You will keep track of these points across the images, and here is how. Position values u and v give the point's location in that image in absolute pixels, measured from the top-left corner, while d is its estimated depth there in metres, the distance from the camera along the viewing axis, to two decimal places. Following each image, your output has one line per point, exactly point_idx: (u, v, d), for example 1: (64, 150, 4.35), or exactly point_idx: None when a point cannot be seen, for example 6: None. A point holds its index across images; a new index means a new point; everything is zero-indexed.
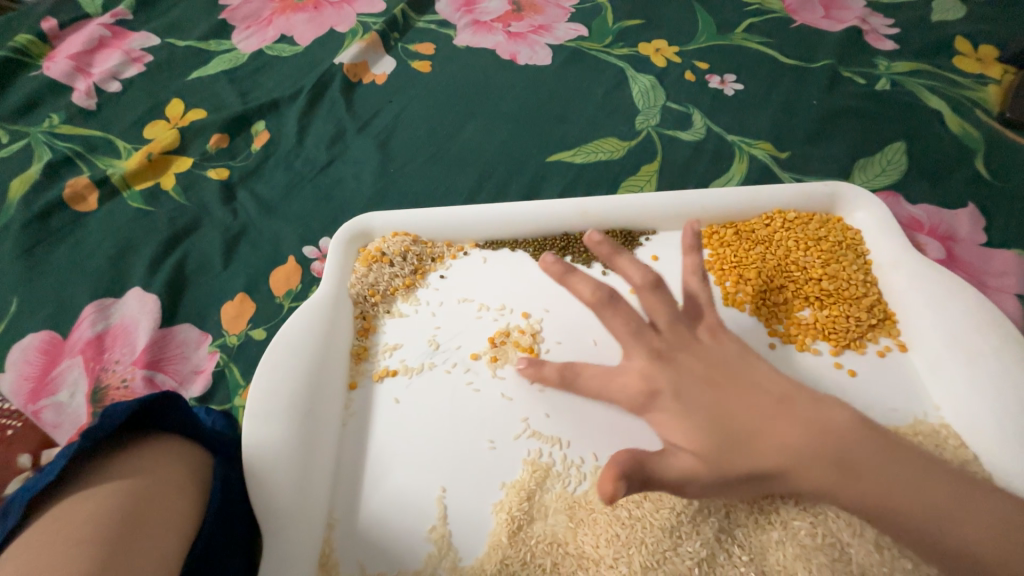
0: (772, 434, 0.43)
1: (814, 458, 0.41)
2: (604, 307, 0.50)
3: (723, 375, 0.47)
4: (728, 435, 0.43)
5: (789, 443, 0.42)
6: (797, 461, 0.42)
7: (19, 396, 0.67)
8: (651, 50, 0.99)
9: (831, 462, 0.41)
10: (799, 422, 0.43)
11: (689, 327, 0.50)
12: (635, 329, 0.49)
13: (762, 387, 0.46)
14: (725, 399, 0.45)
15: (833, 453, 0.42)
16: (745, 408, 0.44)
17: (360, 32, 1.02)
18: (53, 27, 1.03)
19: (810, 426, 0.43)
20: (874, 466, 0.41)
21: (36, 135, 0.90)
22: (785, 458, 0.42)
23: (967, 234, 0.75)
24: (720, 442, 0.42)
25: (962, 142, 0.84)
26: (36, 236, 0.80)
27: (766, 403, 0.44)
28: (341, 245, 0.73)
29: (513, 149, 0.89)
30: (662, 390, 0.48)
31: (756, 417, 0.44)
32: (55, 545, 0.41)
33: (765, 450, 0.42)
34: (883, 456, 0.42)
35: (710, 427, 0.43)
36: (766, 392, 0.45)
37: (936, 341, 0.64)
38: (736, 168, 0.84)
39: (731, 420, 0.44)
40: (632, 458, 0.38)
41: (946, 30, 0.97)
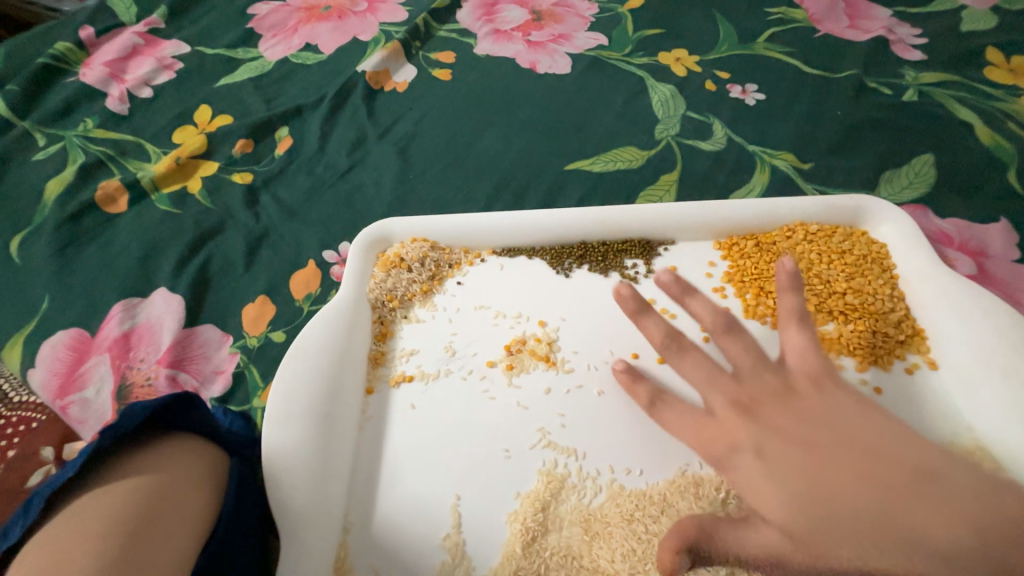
0: (908, 522, 0.37)
1: (972, 559, 0.35)
2: (671, 354, 0.55)
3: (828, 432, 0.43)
4: (819, 507, 0.39)
5: (938, 541, 0.36)
6: (942, 559, 0.35)
7: (48, 391, 0.70)
8: (671, 59, 0.98)
9: (995, 570, 0.35)
10: (953, 512, 0.37)
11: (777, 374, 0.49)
12: (711, 373, 0.52)
13: (897, 458, 0.40)
14: (822, 467, 0.41)
15: (996, 557, 0.35)
16: (861, 490, 0.39)
17: (382, 41, 1.04)
18: (90, 35, 1.07)
19: (967, 518, 0.36)
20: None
21: (71, 139, 0.94)
22: (926, 552, 0.36)
23: (1000, 250, 0.73)
24: (804, 513, 0.39)
25: (994, 154, 0.81)
26: (68, 236, 0.83)
27: (905, 483, 0.39)
28: (361, 250, 0.74)
29: (531, 157, 0.90)
30: (745, 444, 0.45)
31: (886, 502, 0.38)
32: (71, 539, 0.42)
33: (898, 540, 0.36)
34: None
35: (795, 494, 0.40)
36: (902, 464, 0.40)
37: (966, 359, 0.62)
38: (757, 179, 0.83)
39: (828, 493, 0.39)
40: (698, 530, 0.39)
41: (976, 40, 0.95)
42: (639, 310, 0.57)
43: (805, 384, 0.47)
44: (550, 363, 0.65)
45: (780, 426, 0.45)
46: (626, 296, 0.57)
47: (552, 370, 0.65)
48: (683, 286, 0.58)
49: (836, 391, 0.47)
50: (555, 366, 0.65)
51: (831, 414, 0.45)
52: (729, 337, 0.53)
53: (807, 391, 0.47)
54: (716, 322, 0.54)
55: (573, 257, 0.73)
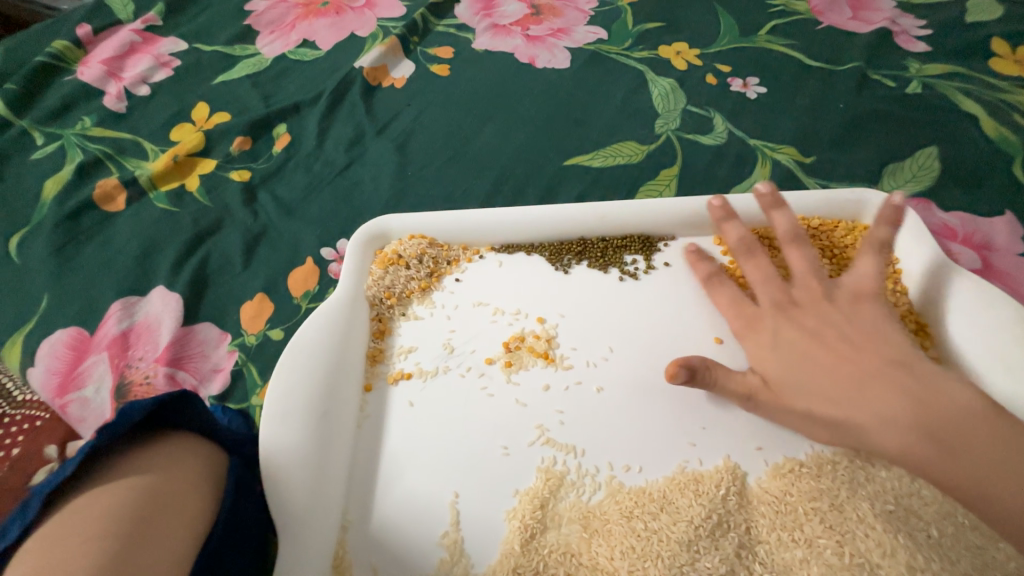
0: (862, 397, 0.53)
1: (903, 421, 0.51)
2: (739, 254, 0.66)
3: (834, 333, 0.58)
4: (800, 373, 0.56)
5: (882, 407, 0.52)
6: (879, 419, 0.52)
7: (48, 391, 0.70)
8: (671, 53, 0.97)
9: (924, 433, 0.50)
10: (904, 392, 0.52)
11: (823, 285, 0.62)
12: (767, 277, 0.64)
13: (879, 351, 0.55)
14: (816, 350, 0.57)
15: (927, 423, 0.50)
16: (837, 371, 0.55)
17: (380, 36, 1.04)
18: (87, 33, 1.06)
19: (913, 398, 0.51)
20: (968, 445, 0.48)
21: (69, 137, 0.93)
22: (864, 413, 0.52)
23: (1005, 243, 0.72)
24: (786, 370, 0.57)
25: (1000, 147, 0.80)
26: (67, 235, 0.83)
27: (878, 368, 0.54)
28: (359, 247, 0.73)
29: (530, 152, 0.89)
30: (769, 325, 0.61)
31: (853, 379, 0.54)
32: (69, 539, 0.42)
33: (848, 403, 0.53)
34: (982, 439, 0.48)
35: (788, 363, 0.57)
36: (880, 354, 0.55)
37: (974, 353, 0.61)
38: (758, 174, 0.82)
39: (807, 370, 0.56)
40: (695, 362, 0.54)
41: (982, 31, 0.94)
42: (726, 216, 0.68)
43: (844, 296, 0.61)
44: (549, 360, 0.65)
45: (800, 319, 0.60)
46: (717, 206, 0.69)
47: (551, 366, 0.65)
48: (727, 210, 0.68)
49: (872, 306, 0.59)
50: (554, 362, 0.65)
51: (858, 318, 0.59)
52: (792, 248, 0.65)
53: (845, 302, 0.60)
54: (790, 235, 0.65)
55: (572, 253, 0.73)
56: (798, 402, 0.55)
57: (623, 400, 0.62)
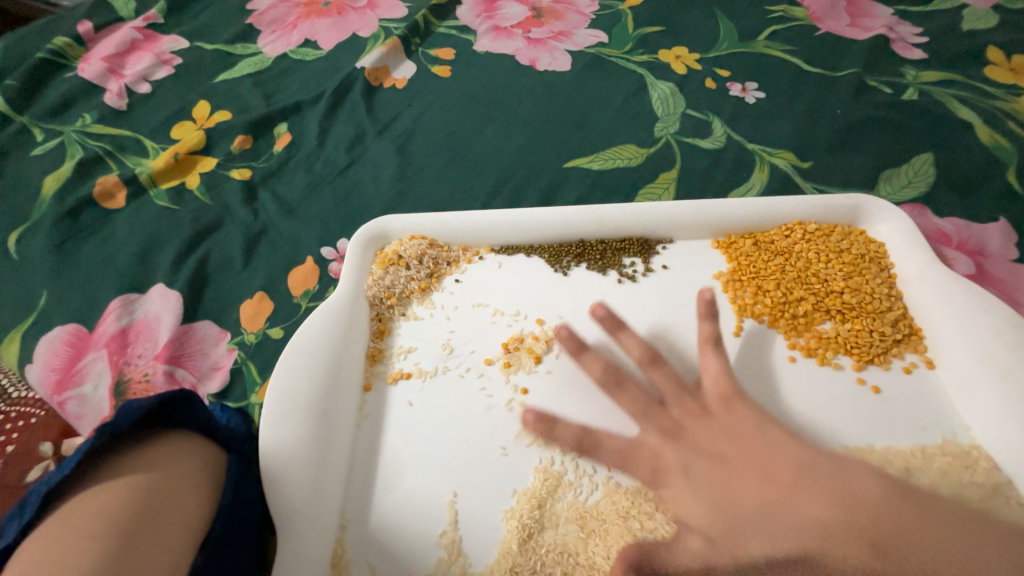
0: (790, 514, 0.46)
1: (849, 535, 0.43)
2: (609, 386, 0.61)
3: (738, 442, 0.54)
4: (737, 513, 0.48)
5: (811, 522, 0.45)
6: (826, 540, 0.44)
7: (46, 387, 0.70)
8: (671, 57, 0.98)
9: (867, 542, 0.43)
10: (821, 494, 0.47)
11: (697, 398, 0.59)
12: (647, 408, 0.59)
13: (780, 460, 0.51)
14: (740, 481, 0.51)
15: (869, 532, 0.43)
16: (759, 489, 0.50)
17: (382, 37, 1.04)
18: (89, 30, 1.06)
19: (835, 501, 0.46)
20: (925, 546, 0.42)
21: (69, 134, 0.93)
22: (810, 536, 0.44)
23: (998, 250, 0.73)
24: (724, 517, 0.48)
25: (994, 154, 0.81)
26: (66, 232, 0.83)
27: (785, 478, 0.49)
28: (359, 247, 0.74)
29: (530, 154, 0.90)
30: (673, 466, 0.54)
31: (776, 494, 0.48)
32: (67, 538, 0.42)
33: (787, 528, 0.46)
34: (924, 529, 0.43)
35: (719, 506, 0.49)
36: (784, 465, 0.50)
37: (966, 360, 0.62)
38: (756, 178, 0.83)
39: (740, 500, 0.49)
40: (636, 552, 0.45)
41: (977, 39, 0.95)
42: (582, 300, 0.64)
43: (716, 403, 0.57)
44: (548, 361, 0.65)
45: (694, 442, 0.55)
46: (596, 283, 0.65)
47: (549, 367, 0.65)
48: (614, 320, 0.63)
49: (742, 408, 0.57)
50: (553, 363, 0.65)
51: (731, 424, 0.55)
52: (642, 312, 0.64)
53: (719, 409, 0.57)
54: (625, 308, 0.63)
55: (571, 255, 0.73)
56: (750, 548, 0.46)
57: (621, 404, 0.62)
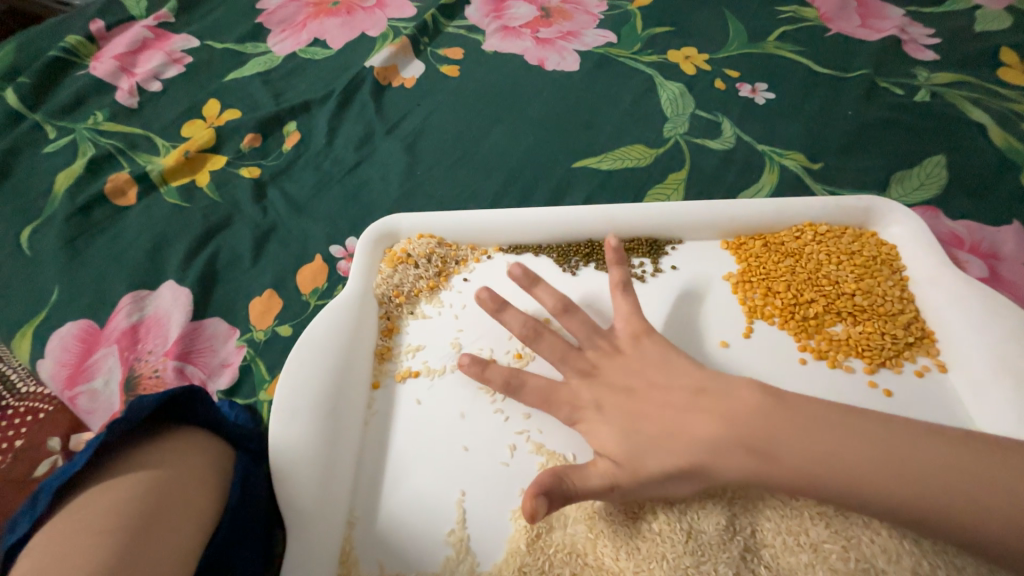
0: (685, 429, 0.51)
1: (726, 442, 0.49)
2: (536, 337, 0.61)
3: (648, 379, 0.56)
4: (640, 437, 0.51)
5: (698, 438, 0.50)
6: (709, 451, 0.49)
7: (58, 382, 0.70)
8: (681, 57, 0.98)
9: (741, 447, 0.49)
10: (709, 411, 0.51)
11: (610, 340, 0.61)
12: (564, 350, 0.60)
13: (678, 385, 0.54)
14: (645, 408, 0.53)
15: (744, 436, 0.49)
16: (659, 412, 0.53)
17: (391, 36, 1.04)
18: (101, 29, 1.07)
19: (718, 414, 0.51)
20: (794, 444, 0.48)
21: (81, 132, 0.94)
22: (697, 448, 0.49)
23: (1012, 252, 0.72)
24: (632, 445, 0.51)
25: (1007, 156, 0.80)
26: (78, 228, 0.83)
27: (681, 401, 0.53)
28: (368, 246, 0.74)
29: (538, 154, 0.89)
30: (588, 404, 0.56)
31: (675, 415, 0.52)
32: (77, 533, 0.43)
33: (680, 443, 0.50)
34: (795, 430, 0.48)
35: (634, 456, 0.50)
36: (681, 389, 0.54)
37: (980, 364, 0.61)
38: (766, 179, 0.83)
39: (642, 427, 0.52)
40: (553, 477, 0.47)
41: (990, 41, 0.94)
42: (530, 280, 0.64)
43: (627, 344, 0.60)
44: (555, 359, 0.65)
45: (607, 380, 0.57)
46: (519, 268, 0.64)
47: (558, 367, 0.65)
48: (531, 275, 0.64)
49: (649, 344, 0.59)
50: None
51: (638, 362, 0.58)
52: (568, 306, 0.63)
53: (630, 349, 0.59)
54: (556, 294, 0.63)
55: (580, 255, 0.73)
56: (649, 467, 0.50)
57: None
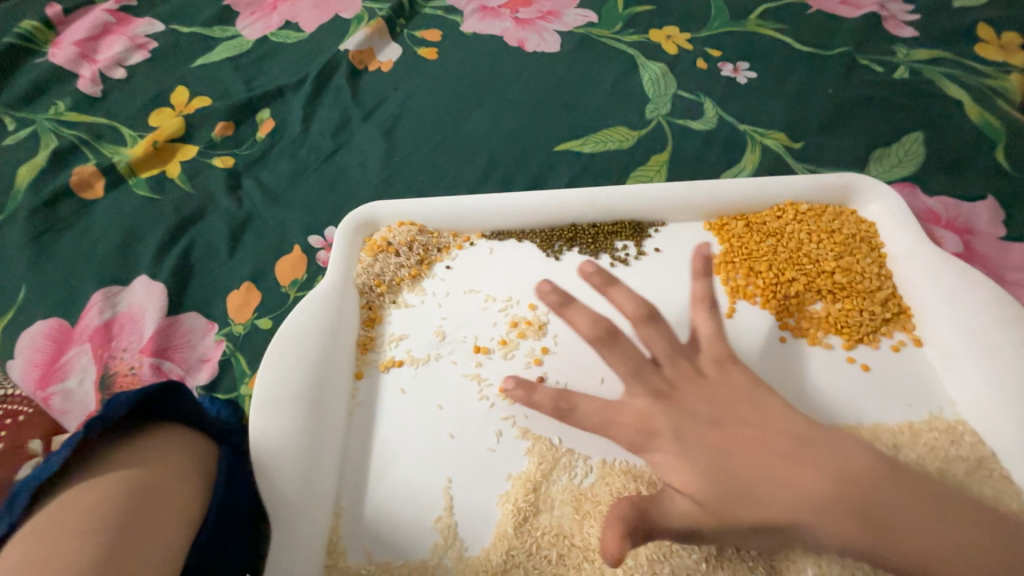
0: (784, 482, 0.39)
1: (839, 510, 0.38)
2: (602, 345, 0.46)
3: (733, 414, 0.43)
4: (732, 480, 0.40)
5: (805, 494, 0.39)
6: (815, 514, 0.38)
7: (28, 382, 0.68)
8: (662, 36, 0.96)
9: (855, 514, 0.38)
10: (821, 469, 0.39)
11: (691, 358, 0.47)
12: (637, 367, 0.46)
13: (777, 427, 0.42)
14: (736, 445, 0.42)
15: (857, 503, 0.38)
16: (758, 456, 0.41)
17: (366, 18, 1.01)
18: (58, 13, 1.02)
19: (831, 474, 0.39)
20: (906, 518, 0.38)
21: (42, 123, 0.90)
22: (799, 509, 0.38)
23: (986, 227, 0.73)
24: (721, 487, 0.40)
25: (983, 132, 0.81)
26: (43, 224, 0.80)
27: (783, 451, 0.41)
28: (347, 235, 0.72)
29: (519, 138, 0.88)
30: (663, 431, 0.43)
31: (775, 464, 0.40)
32: (58, 534, 0.42)
33: (774, 500, 0.39)
34: (913, 504, 0.39)
35: (715, 478, 0.41)
36: (782, 435, 0.42)
37: (953, 338, 0.63)
38: (747, 159, 0.83)
39: (734, 465, 0.41)
40: (634, 510, 0.41)
41: (968, 16, 0.94)
42: (606, 281, 0.48)
43: (710, 366, 0.46)
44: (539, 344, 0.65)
45: (690, 410, 0.44)
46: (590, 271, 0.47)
47: (542, 351, 0.65)
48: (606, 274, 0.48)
49: (737, 373, 0.47)
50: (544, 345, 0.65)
51: (727, 391, 0.45)
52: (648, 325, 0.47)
53: (712, 374, 0.46)
54: (642, 309, 0.47)
55: (563, 239, 0.72)
56: (735, 518, 0.40)
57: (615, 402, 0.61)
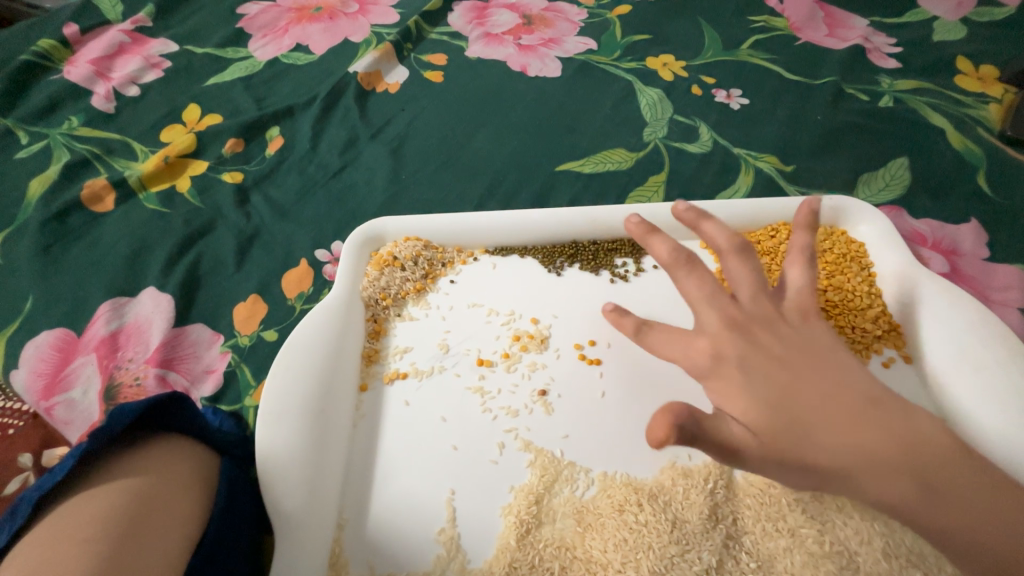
0: (859, 437, 0.39)
1: (898, 470, 0.39)
2: (679, 269, 0.47)
3: (808, 363, 0.42)
4: (797, 421, 0.39)
5: (870, 449, 0.39)
6: (878, 471, 0.39)
7: (33, 392, 0.69)
8: (659, 64, 1.01)
9: (910, 475, 0.39)
10: (887, 429, 0.40)
11: (775, 304, 0.46)
12: (714, 291, 0.45)
13: (852, 385, 0.42)
14: (808, 388, 0.41)
15: (913, 465, 0.39)
16: (829, 405, 0.40)
17: (374, 42, 1.05)
18: (75, 33, 1.05)
19: (895, 436, 0.40)
20: (953, 486, 0.40)
21: (55, 137, 0.92)
22: (864, 462, 0.39)
23: (971, 249, 0.76)
24: (782, 421, 0.39)
25: (965, 158, 0.85)
26: (53, 235, 0.81)
27: (854, 405, 0.40)
28: (354, 249, 0.74)
29: (522, 158, 0.91)
30: (728, 355, 0.43)
31: (846, 418, 0.40)
32: (60, 543, 0.42)
33: (842, 452, 0.39)
34: (960, 474, 0.41)
35: (779, 411, 0.40)
36: (856, 393, 0.41)
37: (942, 354, 0.65)
38: (742, 181, 0.86)
39: (805, 412, 0.40)
40: (688, 412, 0.35)
41: (948, 50, 1.00)
42: (702, 215, 0.50)
43: (793, 315, 0.45)
44: (540, 357, 0.67)
45: (764, 343, 0.43)
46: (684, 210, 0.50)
47: (542, 364, 0.66)
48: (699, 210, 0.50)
49: (819, 326, 0.45)
50: (546, 358, 0.67)
51: (808, 338, 0.44)
52: (737, 260, 0.47)
53: (795, 322, 0.45)
54: (734, 243, 0.47)
55: (564, 255, 0.74)
56: (799, 460, 0.39)
57: (617, 417, 0.62)
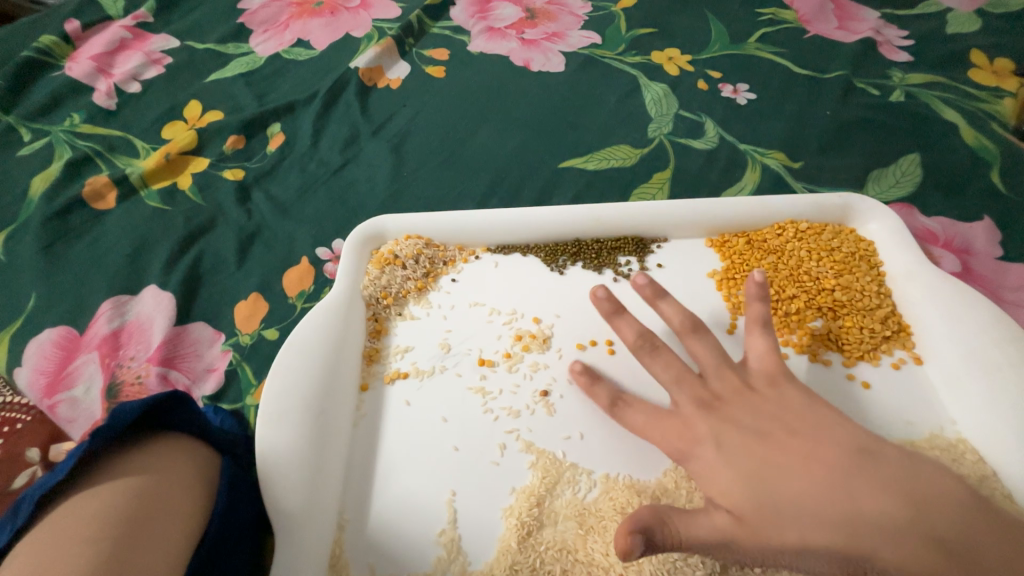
0: (847, 494, 0.43)
1: (904, 531, 0.41)
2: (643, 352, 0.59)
3: (781, 432, 0.49)
4: (770, 491, 0.44)
5: (861, 508, 0.42)
6: (880, 532, 0.41)
7: (36, 391, 0.69)
8: (664, 58, 0.99)
9: (925, 540, 0.41)
10: (880, 487, 0.44)
11: (740, 376, 0.55)
12: (679, 374, 0.57)
13: (833, 441, 0.47)
14: (782, 455, 0.47)
15: (922, 526, 0.42)
16: (806, 471, 0.45)
17: (375, 37, 1.04)
18: (76, 28, 1.05)
19: (892, 493, 0.43)
20: (976, 547, 0.41)
21: (57, 134, 0.92)
22: (859, 521, 0.42)
23: (983, 247, 0.74)
24: (758, 498, 0.44)
25: (978, 154, 0.83)
26: (55, 233, 0.81)
27: (839, 462, 0.45)
28: (355, 247, 0.74)
29: (526, 155, 0.90)
30: (704, 438, 0.51)
31: (824, 479, 0.44)
32: (61, 541, 0.42)
33: (835, 511, 0.43)
34: (979, 532, 0.42)
35: (755, 485, 0.45)
36: (838, 449, 0.47)
37: (952, 354, 0.63)
38: (748, 178, 0.84)
39: (778, 481, 0.45)
40: (649, 516, 0.40)
41: (962, 42, 0.97)
42: (658, 293, 0.61)
43: (760, 383, 0.54)
44: (542, 356, 0.66)
45: (735, 420, 0.51)
46: (644, 284, 0.62)
47: (545, 364, 0.66)
48: (656, 288, 0.61)
49: (788, 388, 0.53)
50: (548, 358, 0.66)
51: (775, 407, 0.52)
52: (694, 337, 0.59)
53: (764, 389, 0.54)
54: (686, 321, 0.60)
55: (567, 254, 0.74)
56: (785, 535, 0.42)
57: (619, 418, 0.61)
